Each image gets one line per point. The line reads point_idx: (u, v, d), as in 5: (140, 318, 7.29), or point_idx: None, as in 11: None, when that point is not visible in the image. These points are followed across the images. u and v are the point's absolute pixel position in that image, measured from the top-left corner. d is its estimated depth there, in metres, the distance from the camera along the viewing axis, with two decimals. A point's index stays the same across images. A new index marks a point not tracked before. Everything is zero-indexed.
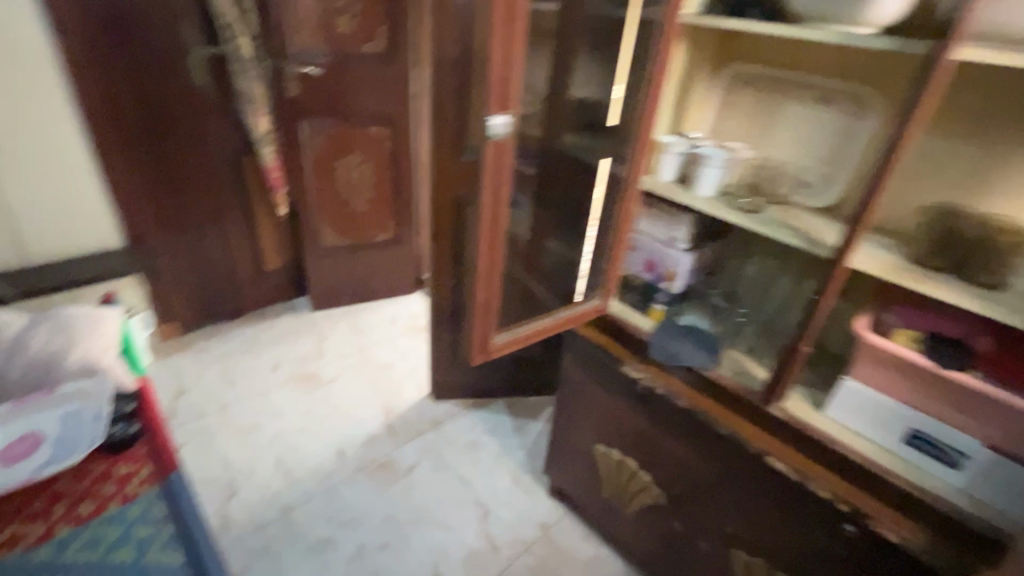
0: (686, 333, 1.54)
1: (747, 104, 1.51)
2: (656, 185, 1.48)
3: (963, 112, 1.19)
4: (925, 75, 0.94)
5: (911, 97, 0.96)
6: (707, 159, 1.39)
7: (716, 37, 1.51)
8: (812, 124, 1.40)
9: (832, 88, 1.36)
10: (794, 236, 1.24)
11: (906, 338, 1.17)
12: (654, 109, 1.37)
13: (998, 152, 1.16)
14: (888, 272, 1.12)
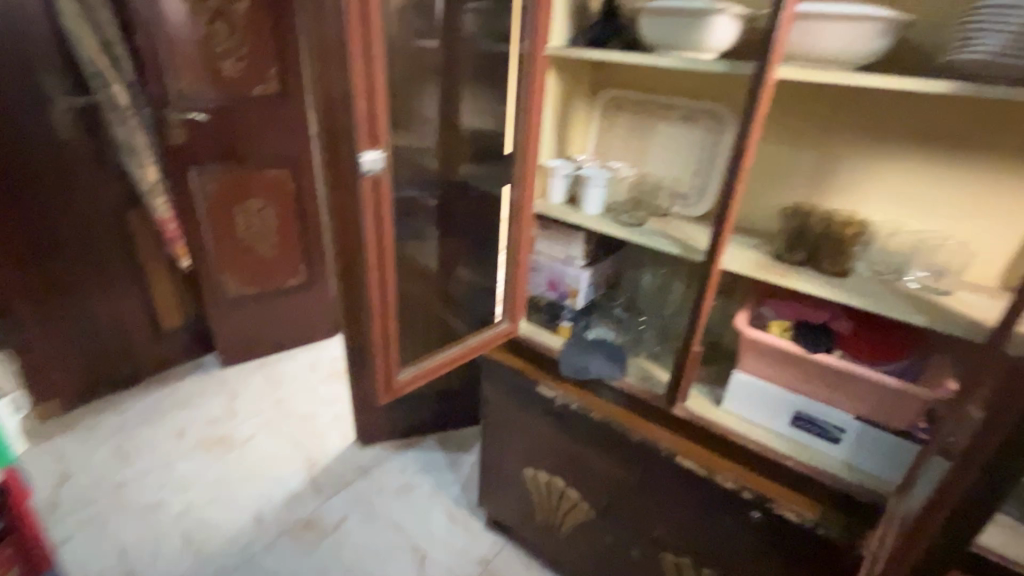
0: (593, 347, 1.58)
1: (623, 126, 1.62)
2: (547, 207, 1.54)
3: (799, 122, 1.33)
4: (753, 93, 1.05)
5: (746, 112, 1.07)
6: (590, 179, 1.47)
7: (588, 65, 1.61)
8: (681, 141, 1.52)
9: (693, 107, 1.48)
10: (671, 244, 1.33)
11: (778, 327, 1.27)
12: (535, 136, 1.43)
13: (832, 156, 1.31)
14: (754, 269, 1.22)
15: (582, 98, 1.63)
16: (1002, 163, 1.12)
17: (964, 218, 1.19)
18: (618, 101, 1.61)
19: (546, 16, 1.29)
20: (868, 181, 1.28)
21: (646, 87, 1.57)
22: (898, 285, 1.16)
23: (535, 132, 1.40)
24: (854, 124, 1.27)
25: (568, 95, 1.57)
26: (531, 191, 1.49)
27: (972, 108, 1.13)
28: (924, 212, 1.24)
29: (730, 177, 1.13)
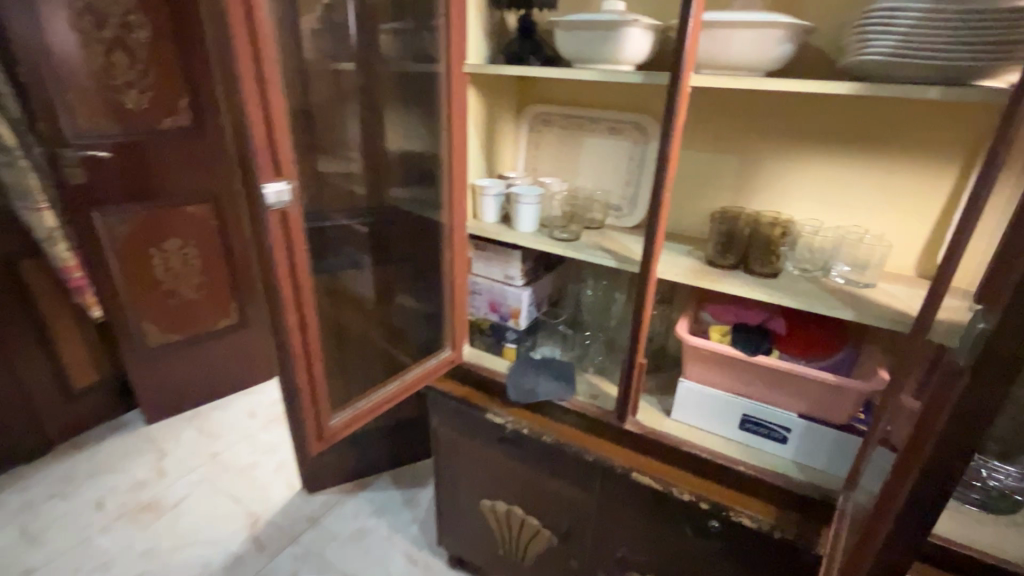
0: (540, 367, 1.53)
1: (552, 141, 1.61)
2: (480, 227, 1.49)
3: (720, 129, 1.36)
4: (670, 102, 1.05)
5: (665, 122, 1.07)
6: (521, 197, 1.42)
7: (512, 82, 1.58)
8: (609, 153, 1.52)
9: (617, 119, 1.49)
10: (606, 256, 1.31)
11: (718, 332, 1.27)
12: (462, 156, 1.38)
13: (753, 160, 1.34)
14: (688, 276, 1.22)
15: (509, 115, 1.61)
16: (906, 158, 1.18)
17: (879, 212, 1.24)
18: (545, 117, 1.60)
19: (461, 34, 1.25)
20: (789, 182, 1.32)
21: (571, 102, 1.57)
22: (826, 282, 1.19)
23: (461, 152, 1.36)
24: (770, 128, 1.30)
25: (494, 113, 1.53)
26: (462, 212, 1.43)
27: (875, 108, 1.18)
28: (842, 209, 1.28)
29: (656, 187, 1.13)
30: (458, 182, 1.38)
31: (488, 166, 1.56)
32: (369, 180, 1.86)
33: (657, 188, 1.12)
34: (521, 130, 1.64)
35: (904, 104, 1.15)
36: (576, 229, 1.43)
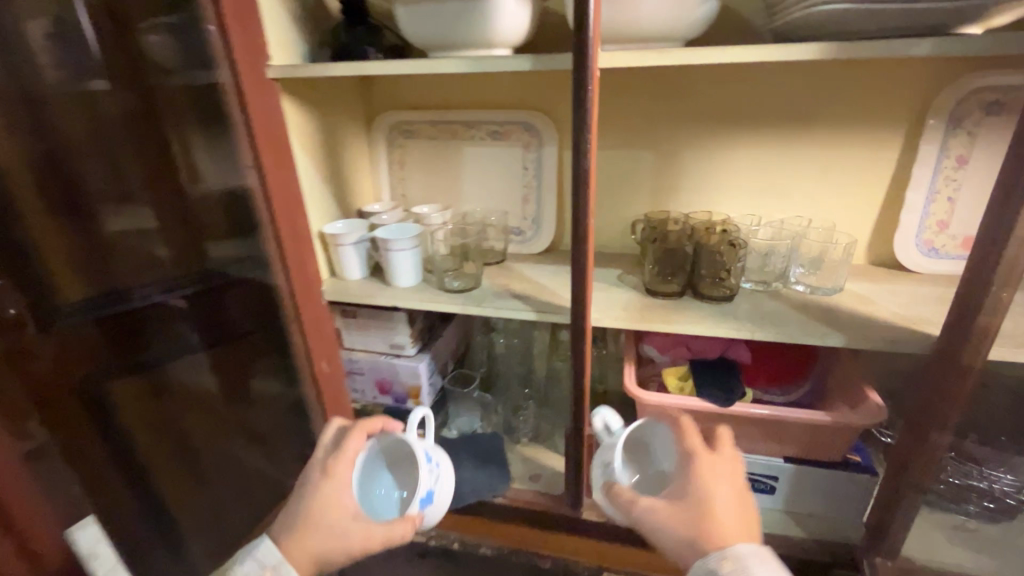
0: (458, 454, 1.19)
1: (423, 159, 1.23)
2: (342, 290, 1.07)
3: (626, 120, 1.09)
4: (578, 94, 0.73)
5: (574, 121, 0.75)
6: (390, 243, 1.03)
7: (353, 87, 1.17)
8: (498, 165, 1.19)
9: (503, 120, 1.16)
10: (522, 307, 0.97)
11: (675, 378, 0.99)
12: (298, 197, 0.95)
13: (671, 154, 1.09)
14: (633, 317, 0.92)
15: (358, 132, 1.20)
16: (845, 134, 1.00)
17: (824, 199, 1.05)
18: (406, 127, 1.23)
19: (252, 21, 0.83)
20: (716, 176, 1.09)
21: (438, 104, 1.20)
22: (787, 295, 0.97)
23: (288, 194, 0.93)
24: (687, 114, 1.06)
25: (334, 130, 1.11)
26: (312, 279, 1.01)
27: (806, 77, 0.98)
28: (782, 201, 1.07)
29: (575, 213, 0.81)
30: (293, 240, 0.95)
31: (340, 203, 1.15)
32: (182, 231, 1.03)
33: (577, 213, 0.81)
34: (379, 148, 1.25)
35: (836, 71, 0.96)
36: (477, 269, 1.08)
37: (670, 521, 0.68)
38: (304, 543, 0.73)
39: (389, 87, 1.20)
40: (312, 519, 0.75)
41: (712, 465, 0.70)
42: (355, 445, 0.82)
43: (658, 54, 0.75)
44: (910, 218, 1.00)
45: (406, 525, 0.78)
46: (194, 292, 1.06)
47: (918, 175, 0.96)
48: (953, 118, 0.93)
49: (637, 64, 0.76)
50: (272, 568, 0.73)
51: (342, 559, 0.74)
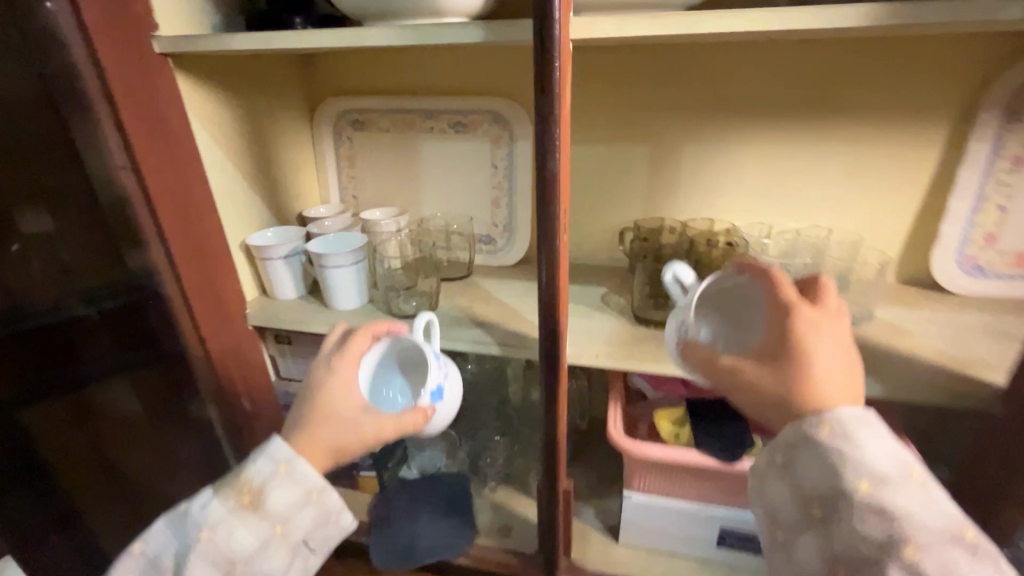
0: (417, 500, 1.01)
1: (375, 154, 1.05)
2: (269, 313, 0.88)
3: (612, 108, 0.92)
4: (539, 77, 0.53)
5: (536, 110, 0.54)
6: (327, 258, 0.84)
7: (289, 68, 0.98)
8: (462, 162, 1.01)
9: (467, 109, 0.97)
10: (484, 340, 0.80)
11: (669, 421, 0.82)
12: (200, 206, 0.78)
13: (665, 150, 0.92)
14: (618, 354, 0.75)
15: (297, 121, 1.01)
16: (874, 127, 0.82)
17: (846, 206, 0.88)
18: (356, 117, 1.04)
19: None
20: (719, 177, 0.91)
21: (394, 90, 1.01)
22: None
23: (183, 200, 0.75)
24: (684, 101, 0.88)
25: (260, 119, 0.92)
26: (227, 305, 0.85)
27: (831, 57, 0.80)
28: (796, 207, 0.90)
29: (541, 237, 0.61)
30: (192, 261, 0.77)
31: (274, 207, 0.96)
32: (94, 229, 0.76)
33: (544, 237, 0.61)
34: (324, 140, 1.06)
35: (866, 51, 0.79)
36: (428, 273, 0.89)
37: (756, 385, 0.54)
38: (321, 437, 0.64)
39: (335, 70, 1.02)
40: (328, 412, 0.65)
41: (813, 320, 0.53)
42: (362, 344, 0.72)
43: (646, 20, 0.57)
44: (952, 231, 0.83)
45: (416, 416, 0.69)
46: (120, 305, 0.80)
47: (964, 179, 0.80)
48: (1010, 111, 0.76)
49: (617, 34, 0.58)
50: (288, 465, 0.63)
51: (361, 448, 0.66)
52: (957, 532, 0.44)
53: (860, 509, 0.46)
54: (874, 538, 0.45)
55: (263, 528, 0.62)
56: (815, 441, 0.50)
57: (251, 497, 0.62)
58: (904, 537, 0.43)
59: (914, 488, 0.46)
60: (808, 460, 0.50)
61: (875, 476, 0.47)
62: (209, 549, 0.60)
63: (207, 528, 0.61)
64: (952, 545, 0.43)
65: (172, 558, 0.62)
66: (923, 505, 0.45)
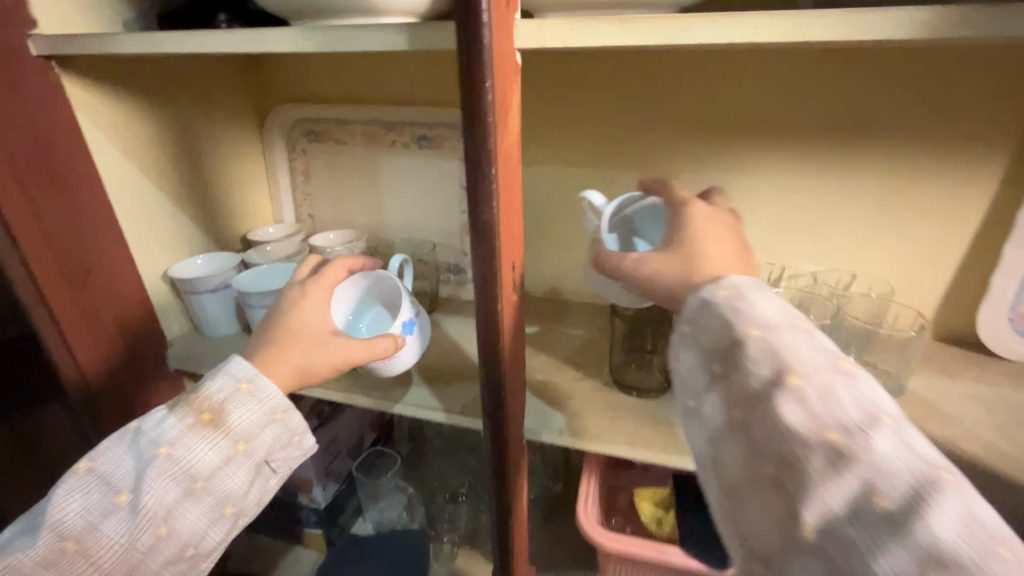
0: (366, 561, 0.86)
1: (331, 170, 0.92)
2: (191, 355, 0.76)
3: (599, 123, 0.78)
4: (466, 104, 0.39)
5: (467, 145, 0.40)
6: (254, 296, 0.72)
7: (233, 70, 0.86)
8: (429, 181, 0.88)
9: (433, 121, 0.84)
10: (430, 404, 0.66)
11: (650, 502, 0.70)
12: (95, 236, 0.66)
13: (659, 174, 0.78)
14: (588, 429, 0.61)
15: (244, 130, 0.89)
16: (913, 154, 0.68)
17: (877, 247, 0.73)
18: (309, 127, 0.91)
19: None
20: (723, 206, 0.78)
21: (352, 97, 0.88)
22: None
23: (70, 232, 0.63)
24: (684, 117, 0.74)
25: (193, 130, 0.80)
26: (139, 349, 0.73)
27: (864, 69, 0.66)
28: (814, 246, 0.76)
29: (480, 303, 0.48)
30: (87, 301, 0.66)
31: (209, 229, 0.85)
32: None
33: (482, 303, 0.47)
34: (275, 153, 0.93)
35: (908, 63, 0.64)
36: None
37: (652, 281, 0.47)
38: (286, 355, 0.54)
39: (286, 73, 0.89)
40: (295, 331, 0.56)
41: (711, 213, 0.49)
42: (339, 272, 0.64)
43: (614, 25, 0.44)
44: (1008, 287, 0.68)
45: (390, 340, 0.60)
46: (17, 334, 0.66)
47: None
48: None
49: (576, 44, 0.45)
50: (253, 381, 0.52)
51: (329, 373, 0.56)
52: (834, 361, 0.36)
53: (749, 356, 0.37)
54: (760, 381, 0.36)
55: (228, 445, 0.49)
56: (705, 301, 0.41)
57: (216, 412, 0.50)
58: (788, 372, 0.35)
59: (802, 332, 0.38)
60: (698, 323, 0.42)
61: (765, 322, 0.38)
62: (166, 471, 0.47)
63: (164, 443, 0.47)
64: (830, 373, 0.35)
65: (122, 476, 0.46)
66: (810, 345, 0.37)
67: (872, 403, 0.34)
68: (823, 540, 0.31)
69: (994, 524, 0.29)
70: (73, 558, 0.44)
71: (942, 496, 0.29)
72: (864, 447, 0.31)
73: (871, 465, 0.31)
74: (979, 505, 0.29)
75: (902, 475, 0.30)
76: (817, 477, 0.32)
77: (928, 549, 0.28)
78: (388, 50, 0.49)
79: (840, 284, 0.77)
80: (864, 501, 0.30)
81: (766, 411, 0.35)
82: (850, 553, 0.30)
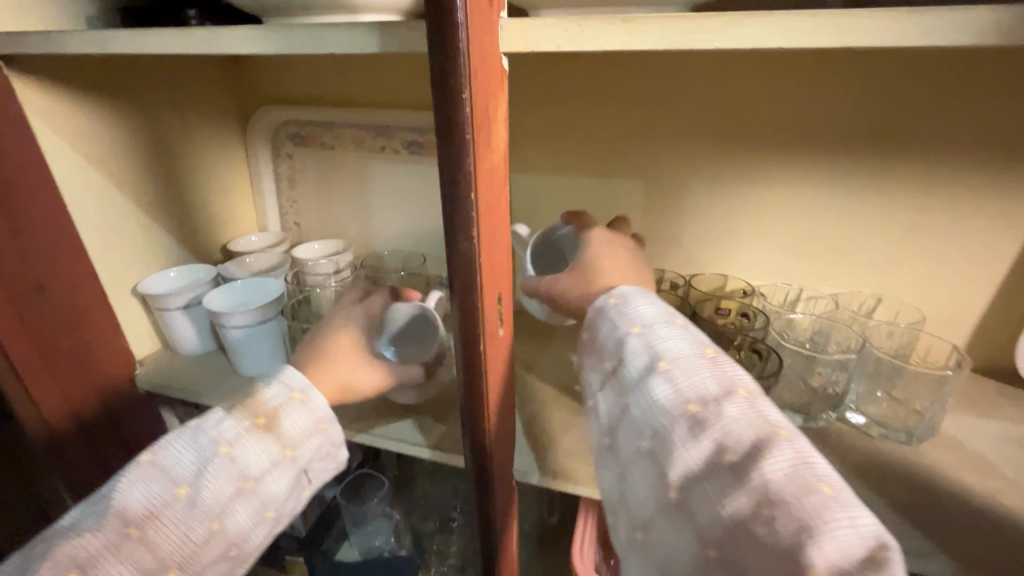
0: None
1: (318, 176, 0.87)
2: (161, 376, 0.71)
3: (603, 129, 0.72)
4: (439, 120, 0.33)
5: (442, 164, 0.34)
6: (223, 316, 0.66)
7: (213, 69, 0.81)
8: (421, 189, 0.82)
9: (425, 125, 0.78)
10: (414, 438, 0.61)
11: None
12: (50, 247, 0.62)
13: (667, 185, 0.72)
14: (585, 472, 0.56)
15: (225, 133, 0.84)
16: (949, 169, 0.61)
17: (905, 269, 0.67)
18: (295, 131, 0.86)
19: None
20: (735, 221, 0.72)
21: (340, 98, 0.83)
22: (837, 440, 0.59)
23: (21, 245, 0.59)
24: (696, 125, 0.68)
25: (168, 134, 0.75)
26: (100, 373, 0.68)
27: (896, 75, 0.60)
28: (836, 266, 0.70)
29: (459, 345, 0.42)
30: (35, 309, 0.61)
31: (186, 239, 0.79)
32: None
33: (463, 345, 0.41)
34: (259, 157, 0.88)
35: (946, 68, 0.58)
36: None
37: (564, 297, 0.57)
38: (333, 372, 0.53)
39: (271, 73, 0.84)
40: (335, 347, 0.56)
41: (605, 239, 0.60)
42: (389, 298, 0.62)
43: (617, 25, 0.38)
44: None
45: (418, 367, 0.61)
46: None
47: None
48: None
49: (572, 48, 0.39)
50: (305, 390, 0.50)
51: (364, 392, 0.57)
52: (699, 350, 0.43)
53: (631, 351, 0.45)
54: (638, 371, 0.43)
55: (282, 449, 0.46)
56: (600, 309, 0.50)
57: (273, 416, 0.47)
58: (659, 360, 0.43)
59: (677, 328, 0.46)
60: (599, 328, 0.50)
61: (645, 323, 0.47)
62: (224, 470, 0.43)
63: (224, 441, 0.43)
64: (693, 359, 0.42)
65: (179, 470, 0.42)
66: (681, 338, 0.44)
67: (729, 380, 0.40)
68: (682, 495, 0.37)
69: (821, 467, 0.34)
70: (132, 547, 0.38)
71: (775, 445, 0.35)
72: (715, 415, 0.38)
73: (721, 427, 0.37)
74: (809, 452, 0.34)
75: (745, 434, 0.36)
76: (678, 443, 0.38)
77: (758, 486, 0.33)
78: (360, 52, 0.43)
79: (864, 308, 0.70)
80: (714, 457, 0.36)
81: (644, 394, 0.42)
82: (704, 503, 0.35)
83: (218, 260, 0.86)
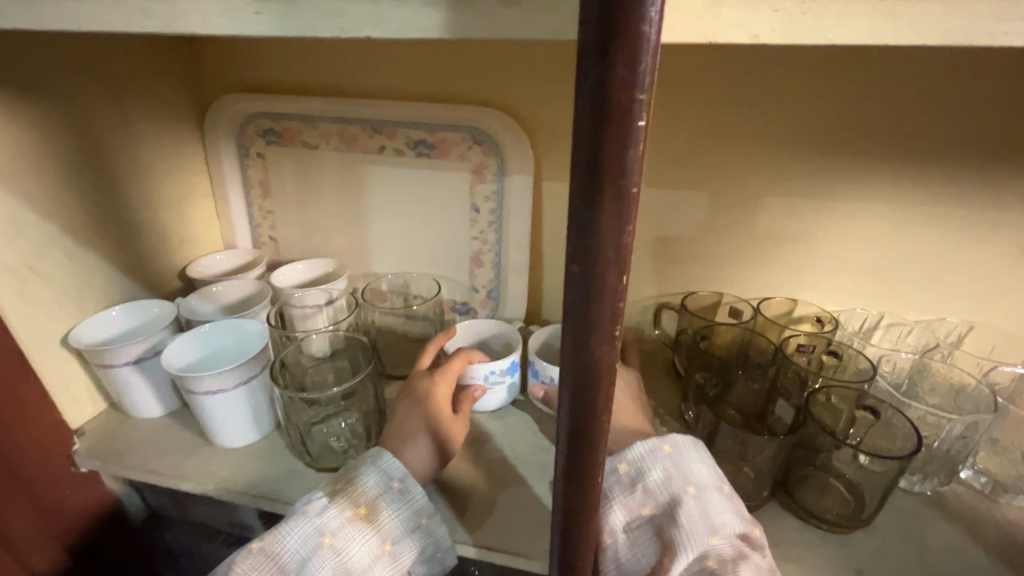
0: None
1: (297, 183, 0.69)
2: (109, 451, 0.56)
3: (665, 131, 0.59)
4: (587, 164, 0.20)
5: (583, 222, 0.21)
6: (190, 382, 0.51)
7: (159, 46, 0.62)
8: (431, 200, 0.67)
9: (437, 120, 0.62)
10: (454, 529, 0.48)
11: None
12: None
13: (736, 197, 0.60)
14: None
15: (175, 130, 0.65)
16: None
17: (1005, 294, 0.58)
18: (266, 127, 0.67)
19: None
20: (815, 239, 0.61)
21: (325, 85, 0.65)
22: (958, 509, 0.50)
23: None
24: (777, 129, 0.57)
25: (97, 132, 0.57)
26: (17, 452, 0.52)
27: None
28: (928, 291, 0.60)
29: (563, 483, 0.28)
30: None
31: (130, 267, 0.62)
32: None
33: (567, 484, 0.28)
34: (221, 158, 0.70)
35: None
36: (359, 385, 0.54)
37: None
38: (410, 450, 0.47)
39: (239, 54, 0.66)
40: (412, 424, 0.49)
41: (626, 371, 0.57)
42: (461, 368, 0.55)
43: (850, 1, 0.26)
44: None
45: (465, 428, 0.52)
46: None
47: None
48: None
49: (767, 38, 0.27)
50: (404, 479, 0.44)
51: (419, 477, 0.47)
52: (746, 526, 0.39)
53: (684, 515, 0.38)
54: (690, 541, 0.37)
55: (381, 543, 0.41)
56: (648, 448, 0.42)
57: (373, 507, 0.42)
58: (712, 532, 0.38)
59: (727, 496, 0.40)
60: (641, 467, 0.41)
61: (700, 482, 0.40)
62: (327, 563, 0.39)
63: (326, 533, 0.39)
64: (740, 540, 0.38)
65: (288, 556, 0.39)
66: (733, 509, 0.39)
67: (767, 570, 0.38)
68: None
69: None
70: None
71: None
72: None
73: None
74: None
75: None
76: None
77: None
78: (415, 36, 0.30)
79: (953, 336, 0.61)
80: None
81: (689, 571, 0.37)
82: None
83: (173, 288, 0.68)
